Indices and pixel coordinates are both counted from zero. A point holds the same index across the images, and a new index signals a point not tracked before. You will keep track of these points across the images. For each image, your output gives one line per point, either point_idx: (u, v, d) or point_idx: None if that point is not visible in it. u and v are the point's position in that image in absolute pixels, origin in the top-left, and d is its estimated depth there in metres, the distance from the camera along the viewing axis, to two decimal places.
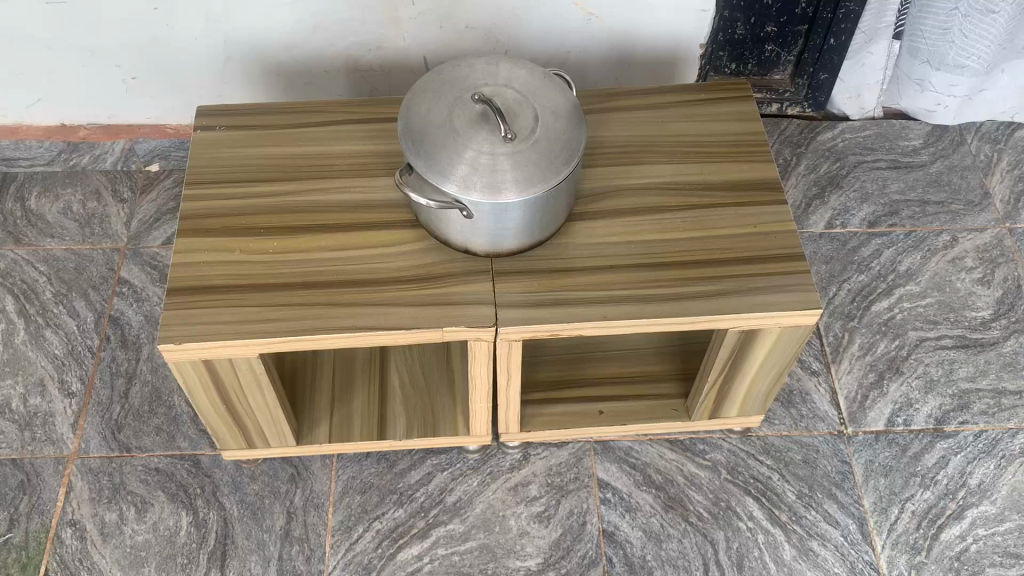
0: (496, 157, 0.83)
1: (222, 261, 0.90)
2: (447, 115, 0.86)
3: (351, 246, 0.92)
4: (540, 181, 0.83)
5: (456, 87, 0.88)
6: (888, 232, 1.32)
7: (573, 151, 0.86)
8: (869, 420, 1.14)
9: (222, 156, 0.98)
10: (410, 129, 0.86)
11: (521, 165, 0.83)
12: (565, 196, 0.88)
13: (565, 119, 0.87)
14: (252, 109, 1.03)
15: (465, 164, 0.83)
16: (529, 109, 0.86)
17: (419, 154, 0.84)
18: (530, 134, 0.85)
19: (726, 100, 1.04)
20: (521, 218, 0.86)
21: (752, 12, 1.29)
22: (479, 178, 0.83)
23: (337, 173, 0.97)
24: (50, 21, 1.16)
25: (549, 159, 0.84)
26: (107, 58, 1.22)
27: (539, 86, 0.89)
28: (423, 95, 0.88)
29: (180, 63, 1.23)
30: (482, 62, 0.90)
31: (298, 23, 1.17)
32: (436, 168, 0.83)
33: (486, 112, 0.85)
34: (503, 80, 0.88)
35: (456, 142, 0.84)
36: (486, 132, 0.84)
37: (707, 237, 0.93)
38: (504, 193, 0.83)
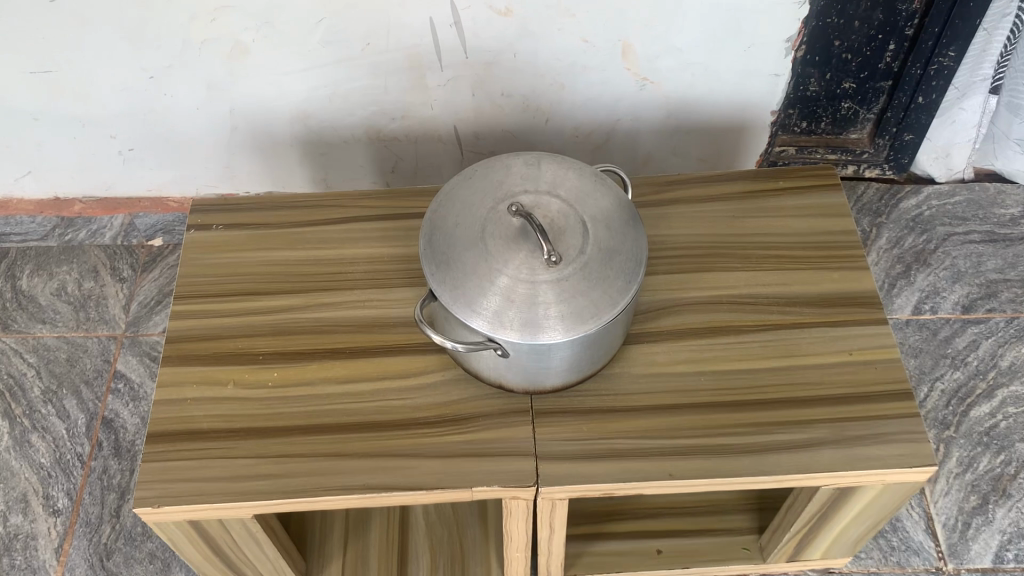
0: (537, 287, 0.68)
1: (213, 397, 0.76)
2: (478, 231, 0.71)
3: (365, 377, 0.77)
4: (591, 315, 0.68)
5: (489, 194, 0.73)
6: (986, 320, 1.15)
7: (632, 275, 0.70)
8: (974, 556, 0.97)
9: (218, 262, 0.84)
10: (433, 247, 0.71)
11: (568, 296, 0.68)
12: (621, 327, 0.73)
13: (620, 234, 0.72)
14: (254, 204, 0.89)
15: (498, 295, 0.68)
16: (578, 223, 0.71)
17: (444, 281, 0.69)
18: (578, 255, 0.69)
19: (809, 189, 0.89)
20: (567, 356, 0.70)
21: (829, 67, 1.12)
22: (516, 313, 0.67)
23: (351, 283, 0.83)
24: (37, 90, 1.04)
25: (602, 286, 0.69)
26: (101, 129, 1.09)
27: (590, 193, 0.73)
28: (449, 203, 0.74)
29: (181, 134, 1.10)
30: (521, 162, 0.76)
31: (313, 92, 1.04)
32: (463, 298, 0.68)
33: (526, 228, 0.70)
34: (546, 186, 0.73)
35: (488, 265, 0.69)
36: (525, 253, 0.69)
37: (792, 367, 0.77)
38: (546, 332, 0.67)
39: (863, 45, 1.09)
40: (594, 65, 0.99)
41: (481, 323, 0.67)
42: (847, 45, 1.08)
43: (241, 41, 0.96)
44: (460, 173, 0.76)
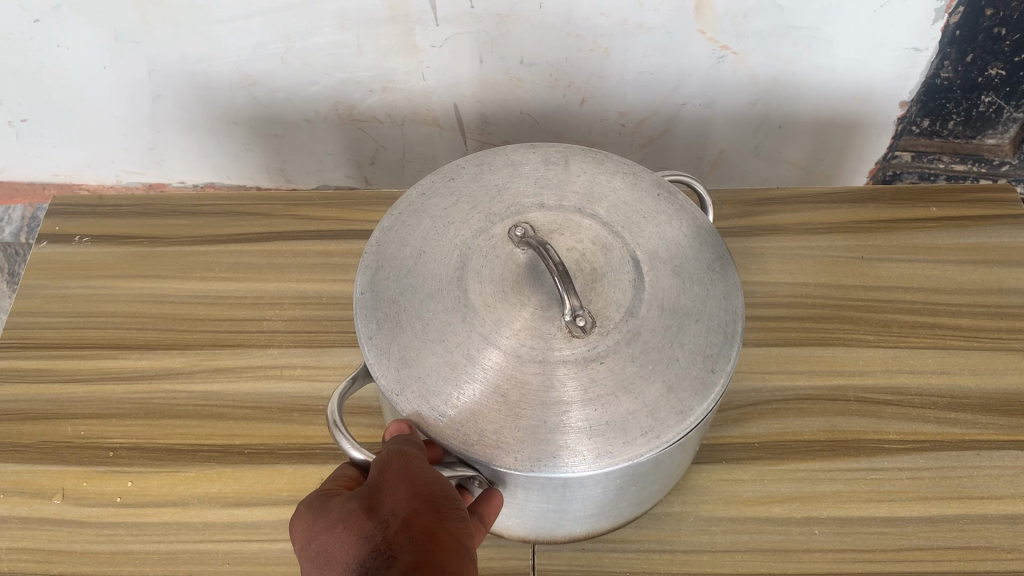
0: (548, 371, 0.37)
1: (23, 517, 0.48)
2: (453, 265, 0.40)
3: (266, 497, 0.48)
4: (642, 426, 0.36)
5: (479, 205, 0.43)
6: None
7: (721, 353, 0.38)
8: None
9: (71, 294, 0.56)
10: (374, 287, 0.40)
11: (601, 393, 0.36)
12: (694, 443, 0.41)
13: (698, 280, 0.40)
14: (144, 208, 0.61)
15: (478, 383, 0.37)
16: (627, 260, 0.41)
17: (390, 350, 0.38)
18: (624, 318, 0.39)
19: (973, 223, 0.59)
20: (594, 493, 0.39)
21: (976, 43, 0.69)
22: (506, 416, 0.36)
23: (265, 337, 0.54)
24: None
25: (662, 372, 0.37)
26: None
27: (649, 213, 0.43)
28: (413, 213, 0.43)
29: (85, 103, 0.82)
30: (537, 157, 0.46)
31: (259, 49, 0.74)
32: (414, 384, 0.37)
33: (536, 266, 0.40)
34: (575, 199, 0.44)
35: (467, 326, 0.38)
36: (531, 310, 0.39)
37: (964, 520, 0.47)
38: (555, 456, 0.35)
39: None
40: (655, 26, 0.69)
41: (444, 428, 0.36)
42: (1006, 14, 0.66)
43: None
44: (435, 169, 0.46)
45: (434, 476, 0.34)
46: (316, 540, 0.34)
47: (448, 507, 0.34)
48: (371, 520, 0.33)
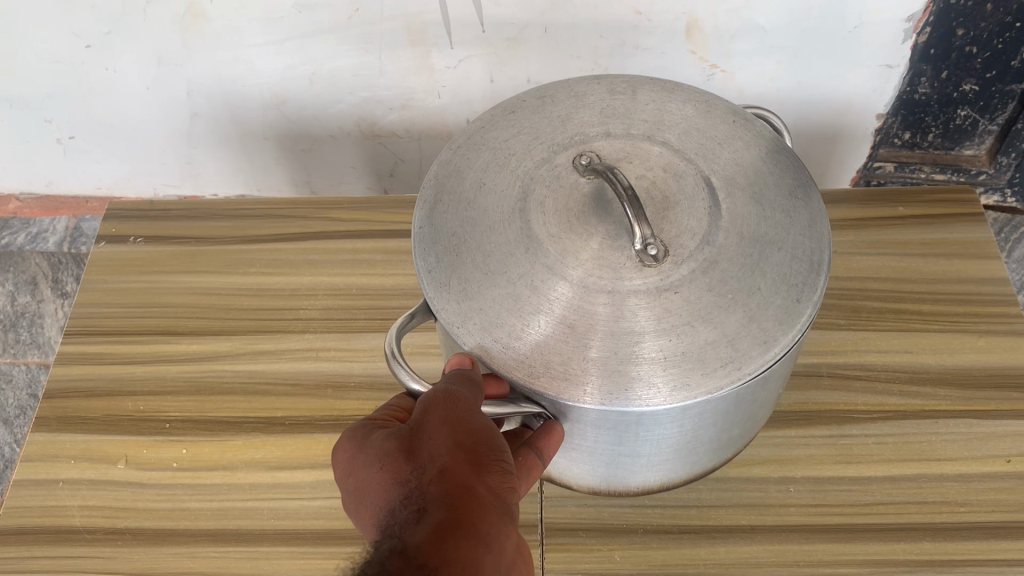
0: (627, 293, 0.39)
1: (93, 480, 0.54)
2: (517, 202, 0.43)
3: (306, 462, 0.54)
4: (722, 356, 0.38)
5: (544, 138, 0.46)
6: None
7: (805, 280, 0.40)
8: None
9: (129, 288, 0.63)
10: (434, 222, 0.44)
11: (679, 322, 0.39)
12: (771, 388, 0.43)
13: (781, 206, 0.42)
14: (190, 212, 0.68)
15: (553, 311, 0.40)
16: (700, 186, 0.43)
17: (449, 286, 0.41)
18: (700, 248, 0.41)
19: (939, 220, 0.65)
20: (670, 434, 0.42)
21: (948, 62, 0.75)
22: (575, 345, 0.39)
23: (302, 323, 0.60)
24: None
25: (742, 302, 0.39)
26: (33, 111, 0.89)
27: (724, 139, 0.45)
28: (474, 148, 0.46)
29: (129, 121, 0.89)
30: (602, 91, 0.49)
31: (288, 72, 0.81)
32: (475, 317, 0.40)
33: (604, 197, 0.43)
34: (645, 129, 0.46)
35: (527, 258, 0.41)
36: (600, 242, 0.41)
37: (923, 478, 0.53)
38: (631, 384, 0.38)
39: (990, 36, 0.71)
40: (650, 47, 0.76)
41: (504, 357, 0.39)
42: (973, 34, 0.71)
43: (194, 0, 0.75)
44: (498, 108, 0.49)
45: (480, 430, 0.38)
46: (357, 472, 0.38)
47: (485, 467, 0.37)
48: (411, 465, 0.36)
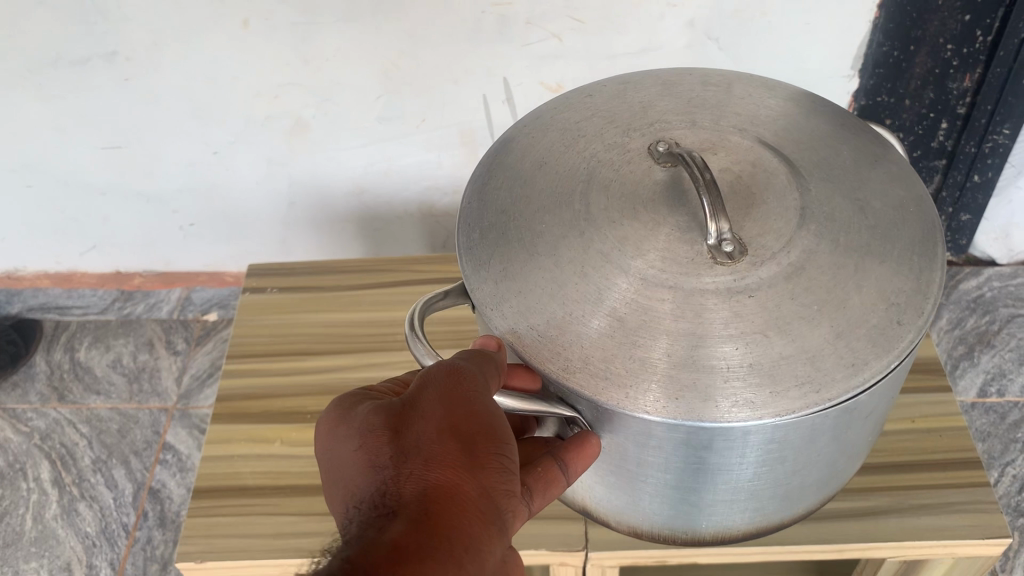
0: (695, 286, 0.45)
1: (259, 454, 0.76)
2: (565, 200, 0.50)
3: None
4: (796, 374, 0.42)
5: (619, 122, 0.55)
6: None
7: (907, 304, 0.44)
8: None
9: (270, 324, 0.86)
10: (482, 200, 0.53)
11: (757, 328, 0.44)
12: (846, 431, 0.46)
13: (877, 215, 0.48)
14: (309, 270, 0.91)
15: (622, 304, 0.45)
16: (787, 184, 0.50)
17: (487, 264, 0.49)
18: (789, 249, 0.46)
19: None
20: (740, 473, 0.46)
21: None
22: (621, 345, 0.44)
23: (400, 343, 0.83)
24: (107, 167, 1.08)
25: (828, 315, 0.44)
26: (164, 203, 1.13)
27: (828, 143, 0.53)
28: (543, 130, 0.56)
29: (239, 209, 1.13)
30: (702, 85, 0.59)
31: (369, 168, 1.06)
32: (510, 303, 0.47)
33: (676, 189, 0.50)
34: (739, 121, 0.55)
35: (569, 257, 0.48)
36: (672, 231, 0.48)
37: None
38: (681, 394, 0.42)
39: (914, 124, 1.05)
40: None
41: (529, 346, 0.45)
42: (900, 122, 1.05)
43: (301, 116, 1.00)
44: (573, 94, 0.60)
45: (482, 412, 0.43)
46: (346, 447, 0.45)
47: (478, 463, 0.42)
48: (401, 453, 0.43)
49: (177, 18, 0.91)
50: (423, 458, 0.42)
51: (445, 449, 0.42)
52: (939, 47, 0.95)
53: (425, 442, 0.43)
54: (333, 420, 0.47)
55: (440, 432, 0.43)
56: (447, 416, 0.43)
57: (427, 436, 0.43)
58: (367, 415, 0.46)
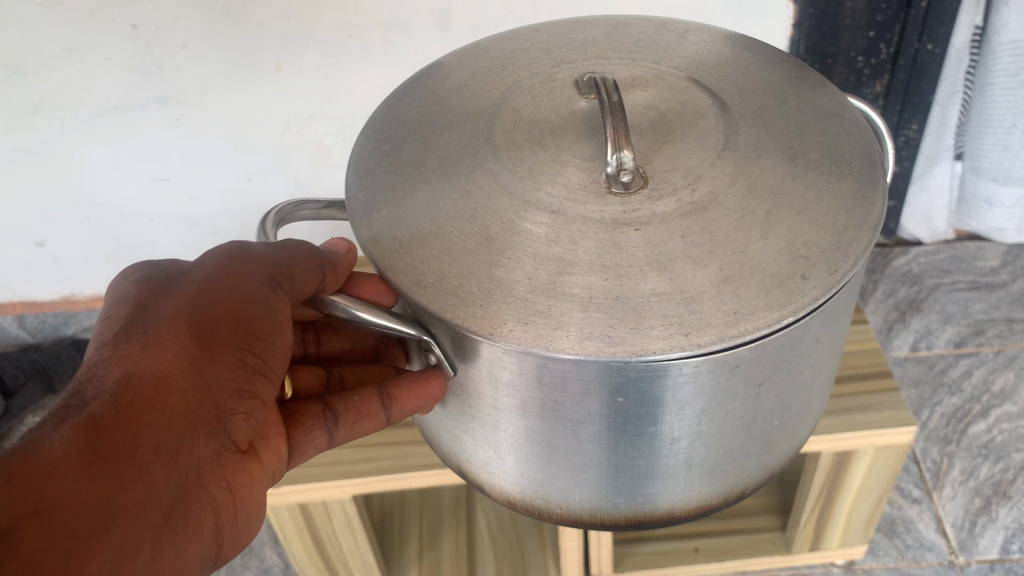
0: (582, 215, 0.53)
1: None
2: (461, 147, 0.59)
3: None
4: (665, 315, 0.48)
5: (557, 59, 0.68)
6: (976, 352, 1.30)
7: (817, 261, 0.50)
8: (981, 549, 1.08)
9: None
10: (406, 133, 0.62)
11: (644, 262, 0.50)
12: (747, 390, 0.53)
13: (801, 171, 0.55)
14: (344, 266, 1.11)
15: (522, 230, 0.53)
16: (714, 128, 0.59)
17: (387, 188, 0.58)
18: (696, 181, 0.54)
19: None
20: (669, 420, 0.53)
21: None
22: (483, 261, 0.52)
23: None
24: (157, 198, 1.27)
25: (718, 257, 0.50)
26: (204, 226, 1.32)
27: (774, 102, 0.61)
28: (484, 78, 0.67)
29: None
30: (693, 46, 0.69)
31: None
32: (382, 220, 0.56)
33: (597, 134, 0.59)
34: (697, 75, 0.65)
35: (463, 189, 0.56)
36: (574, 165, 0.56)
37: None
38: (528, 321, 0.49)
39: None
40: None
41: (392, 250, 0.54)
42: None
43: (324, 143, 1.20)
44: (538, 28, 0.74)
45: (227, 318, 0.54)
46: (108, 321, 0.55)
47: (201, 363, 0.52)
48: (139, 341, 0.52)
49: (222, 67, 1.10)
50: (153, 349, 0.52)
51: (171, 348, 0.52)
52: (852, 59, 1.16)
53: (159, 336, 0.53)
54: (105, 302, 0.57)
55: (175, 331, 0.53)
56: (194, 319, 0.54)
57: (165, 331, 0.53)
58: (135, 298, 0.56)
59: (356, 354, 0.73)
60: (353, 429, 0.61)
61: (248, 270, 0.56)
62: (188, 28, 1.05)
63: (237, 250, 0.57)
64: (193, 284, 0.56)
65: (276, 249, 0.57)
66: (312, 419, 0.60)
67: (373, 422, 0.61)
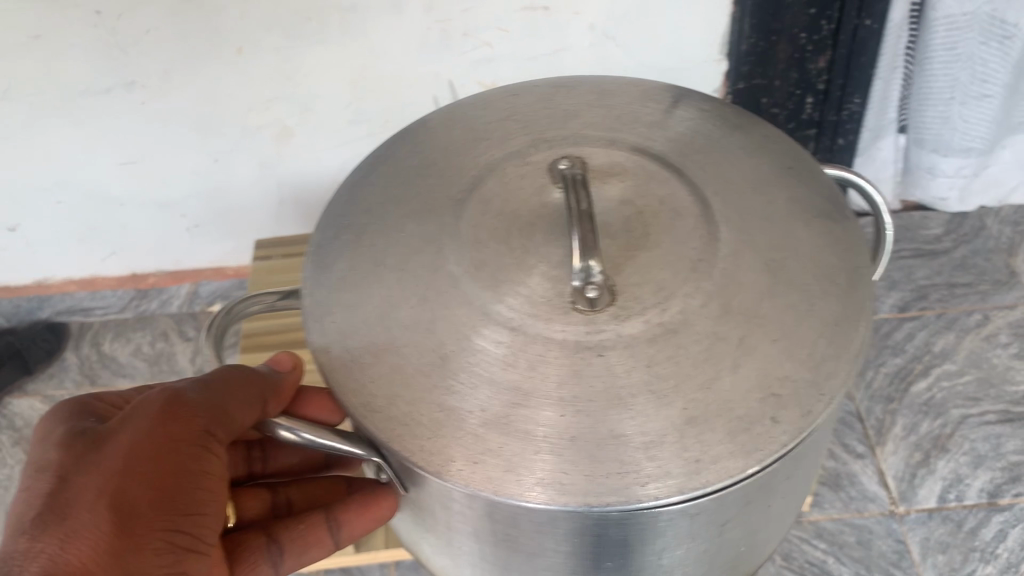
0: (544, 334, 0.56)
1: None
2: (420, 245, 0.62)
3: None
4: (624, 462, 0.51)
5: (540, 133, 0.71)
6: (919, 316, 1.37)
7: (787, 400, 0.53)
8: (920, 498, 1.16)
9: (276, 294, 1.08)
10: (371, 222, 0.65)
11: (611, 398, 0.53)
12: (720, 529, 0.58)
13: (779, 288, 0.58)
14: None
15: (477, 348, 0.56)
16: (674, 224, 0.62)
17: (344, 288, 0.62)
18: (660, 302, 0.57)
19: None
20: (660, 553, 0.57)
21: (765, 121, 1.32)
22: (438, 384, 0.55)
23: None
24: (124, 180, 1.30)
25: (682, 393, 0.53)
26: (173, 208, 1.36)
27: (749, 189, 0.64)
28: (468, 150, 0.70)
29: (236, 209, 1.37)
30: (664, 111, 0.72)
31: (343, 165, 1.31)
32: (332, 326, 0.60)
33: (564, 232, 0.62)
34: (675, 152, 0.68)
35: (424, 299, 0.59)
36: (546, 268, 0.59)
37: None
38: (478, 461, 0.52)
39: (786, 100, 1.28)
40: None
41: (341, 361, 0.58)
42: (774, 100, 1.28)
43: (286, 124, 1.24)
44: (519, 87, 0.77)
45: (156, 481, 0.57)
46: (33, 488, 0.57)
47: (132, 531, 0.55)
48: (67, 511, 0.55)
49: (181, 52, 1.13)
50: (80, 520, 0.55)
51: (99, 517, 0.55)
52: (795, 36, 1.19)
53: (85, 504, 0.55)
54: (34, 455, 0.60)
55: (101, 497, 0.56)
56: (122, 480, 0.57)
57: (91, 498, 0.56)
58: (60, 457, 0.58)
59: (305, 465, 0.79)
60: (297, 560, 0.69)
61: (181, 435, 0.59)
62: (151, 13, 1.08)
63: (171, 400, 0.61)
64: (118, 449, 0.58)
65: (210, 400, 0.61)
66: (256, 554, 0.68)
67: (315, 534, 0.69)
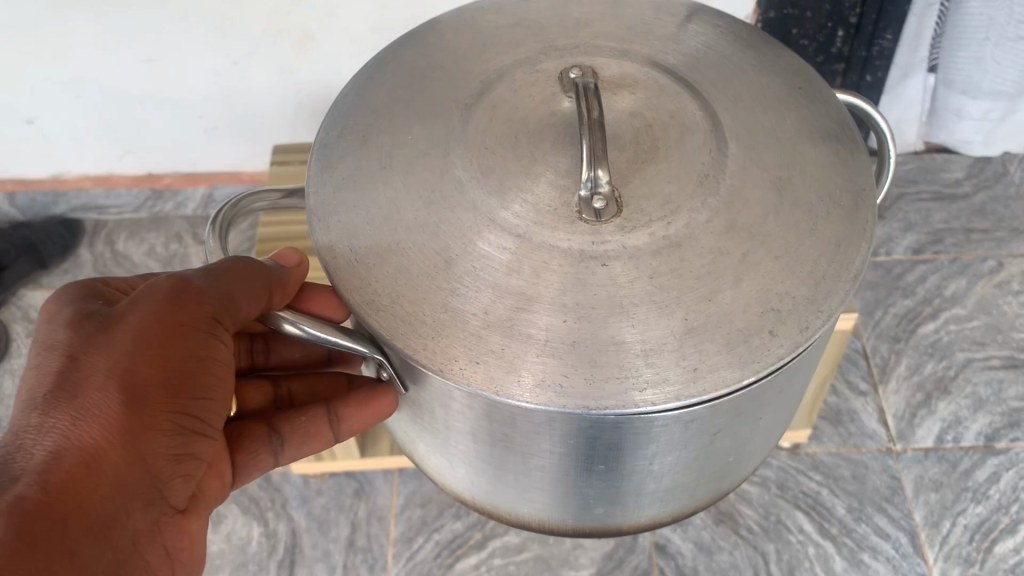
0: (549, 242, 0.56)
1: None
2: (430, 147, 0.62)
3: None
4: (623, 368, 0.52)
5: (549, 41, 0.69)
6: (932, 259, 1.37)
7: (787, 315, 0.54)
8: (918, 438, 1.18)
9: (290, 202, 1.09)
10: (380, 123, 0.65)
11: (610, 306, 0.54)
12: (718, 434, 0.59)
13: (785, 207, 0.58)
14: None
15: (482, 253, 0.56)
16: (682, 137, 0.61)
17: (352, 188, 0.61)
18: (668, 216, 0.57)
19: None
20: (658, 455, 0.59)
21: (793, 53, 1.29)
22: (442, 286, 0.56)
23: None
24: (142, 78, 1.29)
25: (683, 306, 0.54)
26: (192, 110, 1.35)
27: (758, 107, 0.64)
28: (478, 53, 0.69)
29: (254, 113, 1.36)
30: (677, 24, 0.71)
31: None
32: (339, 225, 0.59)
33: (573, 140, 0.61)
34: (683, 64, 0.67)
35: (431, 200, 0.59)
36: (552, 176, 0.59)
37: None
38: (481, 360, 0.53)
39: (816, 33, 1.24)
40: None
41: (345, 260, 0.58)
42: (804, 32, 1.24)
43: (308, 30, 1.22)
44: None
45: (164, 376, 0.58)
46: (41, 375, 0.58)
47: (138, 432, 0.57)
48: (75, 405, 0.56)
49: None
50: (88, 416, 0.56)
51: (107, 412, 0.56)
52: None
53: (93, 398, 0.57)
54: (40, 337, 0.60)
55: (109, 391, 0.57)
56: (129, 374, 0.58)
57: (99, 392, 0.57)
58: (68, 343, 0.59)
59: (308, 359, 0.79)
60: (297, 450, 0.71)
61: (189, 320, 0.60)
62: None
63: (180, 286, 0.61)
64: (128, 335, 0.59)
65: (219, 289, 0.61)
66: (259, 443, 0.69)
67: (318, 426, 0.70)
